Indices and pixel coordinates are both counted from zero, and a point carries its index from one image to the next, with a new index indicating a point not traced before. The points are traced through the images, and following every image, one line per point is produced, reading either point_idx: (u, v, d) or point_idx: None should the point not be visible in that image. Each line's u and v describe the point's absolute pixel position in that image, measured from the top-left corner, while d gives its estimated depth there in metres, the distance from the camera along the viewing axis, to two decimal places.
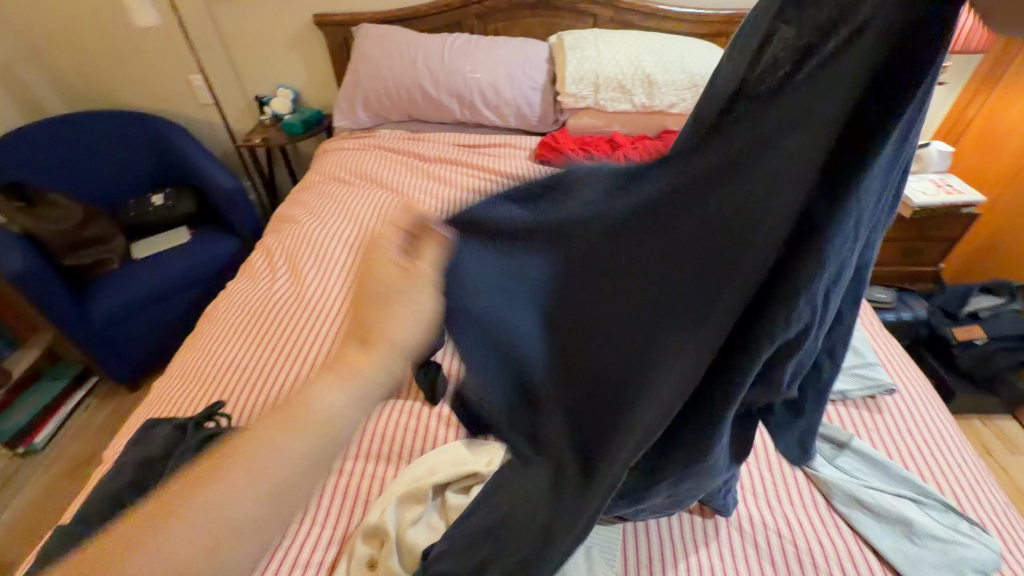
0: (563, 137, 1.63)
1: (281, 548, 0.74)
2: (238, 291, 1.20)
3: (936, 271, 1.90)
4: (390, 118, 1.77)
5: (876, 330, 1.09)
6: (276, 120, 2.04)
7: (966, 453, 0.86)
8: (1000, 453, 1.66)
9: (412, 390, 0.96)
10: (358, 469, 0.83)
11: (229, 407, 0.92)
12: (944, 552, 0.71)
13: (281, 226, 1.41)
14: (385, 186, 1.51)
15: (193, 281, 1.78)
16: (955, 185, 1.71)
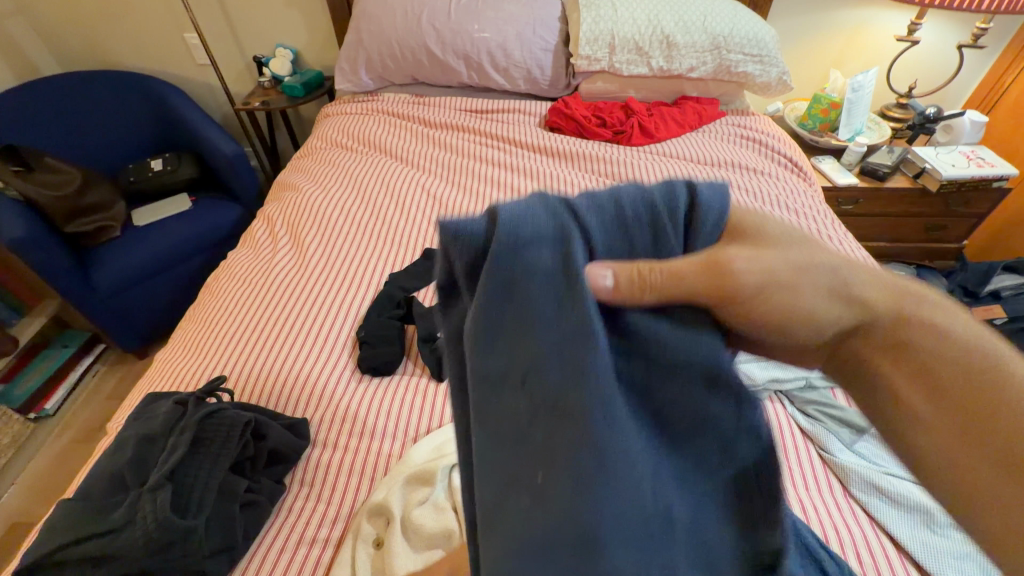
0: (575, 103, 1.58)
1: (286, 523, 0.74)
2: (239, 261, 1.17)
3: (957, 248, 1.86)
4: (394, 81, 1.70)
5: None
6: (275, 82, 1.98)
7: None
8: None
9: (418, 365, 0.95)
10: (362, 446, 0.83)
11: (230, 380, 0.90)
12: None
13: (282, 194, 1.36)
14: (391, 154, 1.46)
15: (196, 248, 1.78)
16: (987, 158, 1.64)
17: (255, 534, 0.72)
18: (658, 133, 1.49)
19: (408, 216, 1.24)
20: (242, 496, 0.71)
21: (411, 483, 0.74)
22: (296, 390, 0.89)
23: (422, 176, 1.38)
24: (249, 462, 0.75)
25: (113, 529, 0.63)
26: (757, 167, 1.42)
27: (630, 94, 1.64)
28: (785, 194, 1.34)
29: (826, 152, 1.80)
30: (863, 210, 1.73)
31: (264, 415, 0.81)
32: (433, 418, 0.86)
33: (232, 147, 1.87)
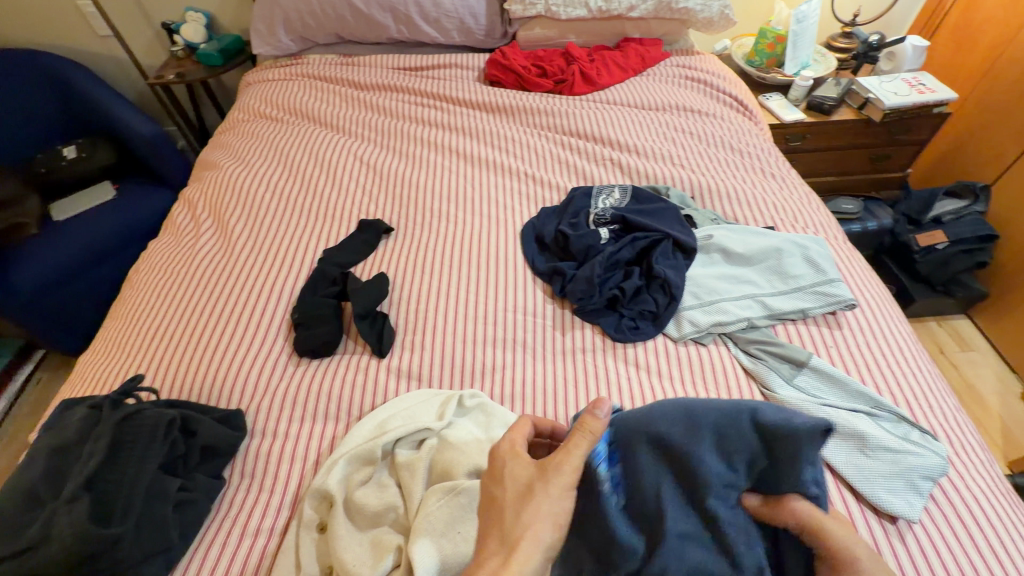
0: (512, 52, 1.50)
1: (229, 518, 0.72)
2: (160, 250, 1.09)
3: (902, 177, 1.89)
4: (318, 41, 1.57)
5: (840, 243, 1.05)
6: (190, 51, 1.81)
7: (921, 361, 0.87)
8: (952, 351, 1.72)
9: (360, 342, 0.92)
10: (304, 432, 0.80)
11: (156, 379, 0.85)
12: (895, 462, 0.72)
13: (202, 173, 1.26)
14: (319, 121, 1.36)
15: (127, 240, 1.66)
16: (929, 84, 1.64)
17: (194, 534, 0.69)
18: (600, 80, 1.44)
19: (341, 187, 1.17)
20: (174, 496, 0.68)
21: (352, 464, 0.72)
22: (230, 381, 0.84)
23: (354, 142, 1.29)
24: (180, 461, 0.72)
25: (29, 547, 0.59)
26: (700, 109, 1.38)
27: (570, 39, 1.56)
28: (730, 134, 1.32)
29: (773, 89, 1.78)
30: (811, 145, 1.73)
31: (193, 410, 0.77)
32: (377, 396, 0.83)
33: (150, 126, 1.75)
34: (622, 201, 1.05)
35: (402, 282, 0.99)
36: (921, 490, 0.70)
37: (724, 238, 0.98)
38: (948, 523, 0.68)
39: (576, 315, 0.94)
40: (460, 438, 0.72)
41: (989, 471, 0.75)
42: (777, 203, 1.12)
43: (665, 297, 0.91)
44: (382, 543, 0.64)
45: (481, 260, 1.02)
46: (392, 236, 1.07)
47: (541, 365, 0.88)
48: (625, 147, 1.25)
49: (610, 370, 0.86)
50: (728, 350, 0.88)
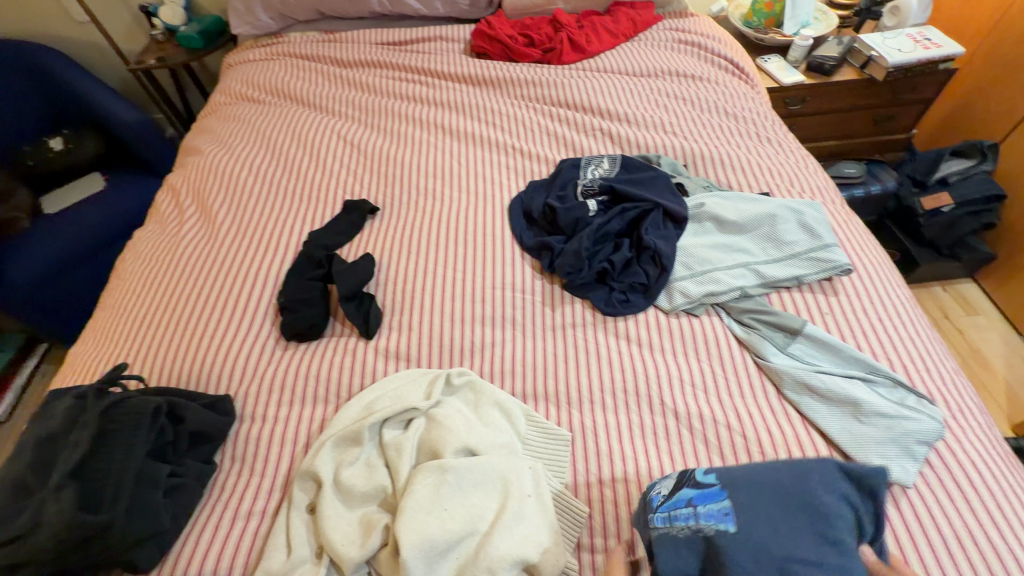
0: (498, 22, 1.45)
1: (221, 501, 0.72)
2: (145, 239, 1.07)
3: (907, 138, 1.83)
4: (298, 18, 1.52)
5: (838, 208, 1.02)
6: (170, 34, 1.76)
7: (919, 326, 0.85)
8: (957, 315, 1.68)
9: (347, 325, 0.91)
10: (293, 415, 0.80)
11: (144, 367, 0.85)
12: (890, 427, 0.71)
13: (185, 159, 1.24)
14: (302, 101, 1.33)
15: (121, 230, 1.65)
16: (934, 39, 1.57)
17: (187, 518, 0.70)
18: (589, 47, 1.39)
19: (325, 168, 1.15)
20: (164, 482, 0.68)
21: (340, 445, 0.72)
22: (218, 366, 0.84)
23: (337, 121, 1.26)
24: (170, 447, 0.72)
25: (19, 535, 0.60)
26: (694, 73, 1.33)
27: (558, 6, 1.50)
28: (724, 99, 1.27)
29: (771, 51, 1.71)
30: (811, 108, 1.67)
31: (181, 396, 0.77)
32: (365, 377, 0.82)
33: (134, 114, 1.72)
34: (612, 171, 1.02)
35: (389, 262, 0.97)
36: (916, 455, 0.69)
37: (717, 206, 0.95)
38: (943, 487, 0.67)
39: (566, 291, 0.92)
40: (448, 417, 0.72)
41: (987, 435, 0.74)
42: (772, 168, 1.09)
43: (656, 269, 0.89)
44: (371, 521, 0.64)
45: (468, 238, 1.00)
46: (378, 216, 1.05)
47: (530, 341, 0.86)
48: (615, 116, 1.21)
49: (601, 344, 0.85)
50: (721, 320, 0.86)
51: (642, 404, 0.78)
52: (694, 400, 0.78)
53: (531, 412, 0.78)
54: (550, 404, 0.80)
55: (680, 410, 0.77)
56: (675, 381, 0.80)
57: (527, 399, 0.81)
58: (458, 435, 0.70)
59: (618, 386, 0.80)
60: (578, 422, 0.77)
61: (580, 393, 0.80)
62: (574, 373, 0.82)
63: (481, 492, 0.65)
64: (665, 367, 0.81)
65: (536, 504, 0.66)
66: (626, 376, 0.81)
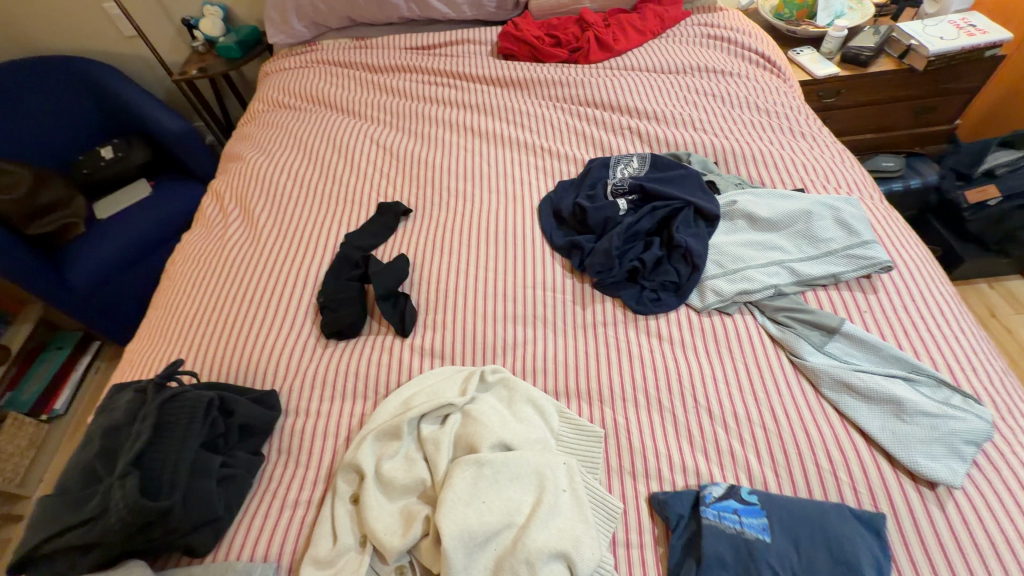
0: (525, 23, 1.46)
1: (270, 491, 0.76)
2: (192, 242, 1.13)
3: (949, 130, 1.76)
4: (330, 26, 1.57)
5: (876, 203, 1.00)
6: (210, 45, 1.84)
7: (964, 324, 0.82)
8: (1005, 313, 1.61)
9: (383, 323, 0.94)
10: (335, 410, 0.83)
11: (196, 363, 0.89)
12: (934, 428, 0.69)
13: (227, 165, 1.30)
14: (336, 107, 1.37)
15: (167, 234, 1.73)
16: (979, 25, 1.50)
17: (238, 506, 0.73)
18: (617, 45, 1.38)
19: (359, 172, 1.18)
20: (218, 471, 0.72)
21: (380, 439, 0.74)
22: (263, 363, 0.88)
23: (370, 125, 1.30)
24: (222, 439, 0.76)
25: (90, 518, 0.64)
26: (723, 68, 1.32)
27: (585, 5, 1.51)
28: (756, 94, 1.25)
29: (804, 43, 1.67)
30: (847, 101, 1.62)
31: (231, 391, 0.81)
32: (402, 374, 0.85)
33: (178, 123, 1.81)
34: (641, 170, 1.02)
35: (423, 263, 1.00)
36: (963, 455, 0.67)
37: (750, 203, 0.94)
38: (993, 489, 0.65)
39: (596, 290, 0.93)
40: (484, 413, 0.74)
41: None
42: (807, 164, 1.07)
43: (688, 267, 0.89)
44: (412, 512, 0.67)
45: (499, 238, 1.02)
46: (411, 217, 1.08)
47: (562, 339, 0.88)
48: (643, 114, 1.21)
49: (633, 343, 0.85)
50: (755, 318, 0.86)
51: (675, 402, 0.78)
52: (727, 398, 0.78)
53: (565, 409, 0.79)
54: (582, 401, 0.81)
55: (714, 408, 0.77)
56: (708, 379, 0.80)
57: (560, 396, 0.82)
58: (495, 429, 0.72)
59: (651, 384, 0.80)
60: (611, 419, 0.78)
61: (612, 391, 0.81)
62: (606, 371, 0.83)
63: (518, 486, 0.67)
64: (698, 365, 0.81)
65: (571, 498, 0.67)
66: (659, 375, 0.81)
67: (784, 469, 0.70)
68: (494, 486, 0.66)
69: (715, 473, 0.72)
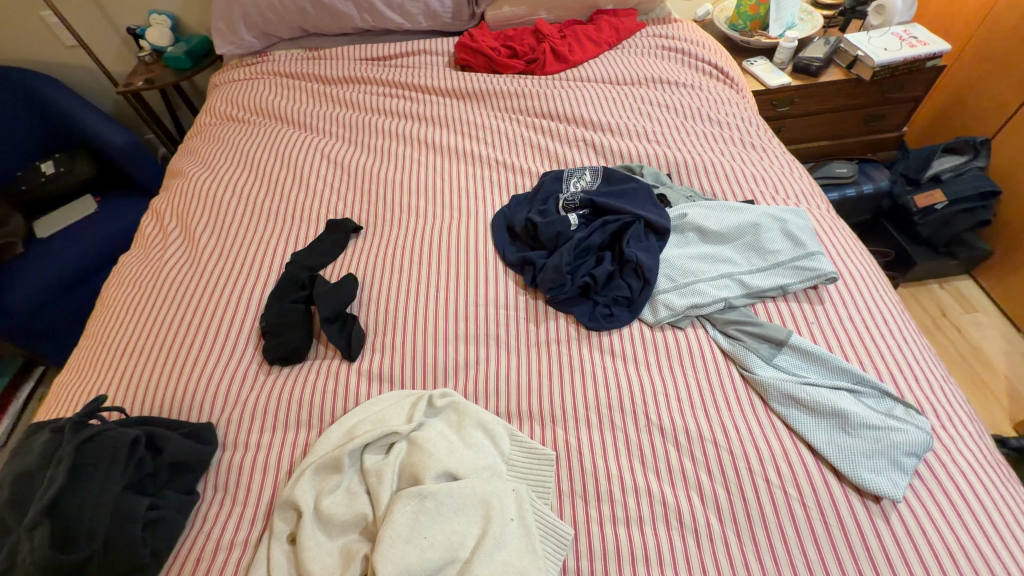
0: (481, 34, 1.45)
1: (204, 532, 0.72)
2: (129, 264, 1.07)
3: (898, 136, 1.82)
4: (282, 36, 1.53)
5: (823, 213, 1.01)
6: (157, 56, 1.77)
7: (907, 332, 0.84)
8: (955, 313, 1.67)
9: (330, 346, 0.90)
10: (275, 442, 0.79)
11: (128, 395, 0.84)
12: (877, 440, 0.69)
13: (170, 181, 1.24)
14: (286, 120, 1.33)
15: (113, 253, 1.64)
16: (920, 36, 1.56)
17: (168, 551, 0.69)
18: (572, 56, 1.38)
19: (308, 188, 1.15)
20: (144, 515, 0.67)
21: (320, 472, 0.71)
22: (200, 393, 0.83)
23: (321, 139, 1.26)
24: (150, 479, 0.71)
25: None
26: (677, 80, 1.33)
27: (541, 16, 1.50)
28: (708, 104, 1.27)
29: (758, 53, 1.71)
30: (800, 110, 1.66)
31: (162, 426, 0.77)
32: (348, 400, 0.82)
33: (123, 135, 1.73)
34: (593, 184, 1.01)
35: (373, 282, 0.97)
36: (905, 468, 0.67)
37: (699, 216, 0.94)
38: (934, 501, 0.66)
39: (550, 306, 0.91)
40: (429, 440, 0.71)
41: (978, 444, 0.72)
42: (757, 175, 1.08)
43: (639, 282, 0.88)
44: (352, 552, 0.64)
45: (451, 254, 1.00)
46: (362, 235, 1.05)
47: (514, 358, 0.86)
48: (598, 125, 1.21)
49: (585, 360, 0.84)
50: (706, 332, 0.85)
51: (627, 421, 0.77)
52: (678, 415, 0.77)
53: (516, 432, 0.77)
54: (534, 423, 0.79)
55: (665, 426, 0.76)
56: (659, 395, 0.79)
57: (511, 418, 0.80)
58: (440, 458, 0.69)
59: (603, 403, 0.79)
60: (563, 440, 0.76)
61: (565, 411, 0.79)
62: (559, 391, 0.81)
63: (463, 518, 0.65)
64: (650, 382, 0.80)
65: (518, 528, 0.65)
66: (611, 393, 0.80)
67: (733, 490, 0.70)
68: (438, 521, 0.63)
69: (665, 494, 0.70)
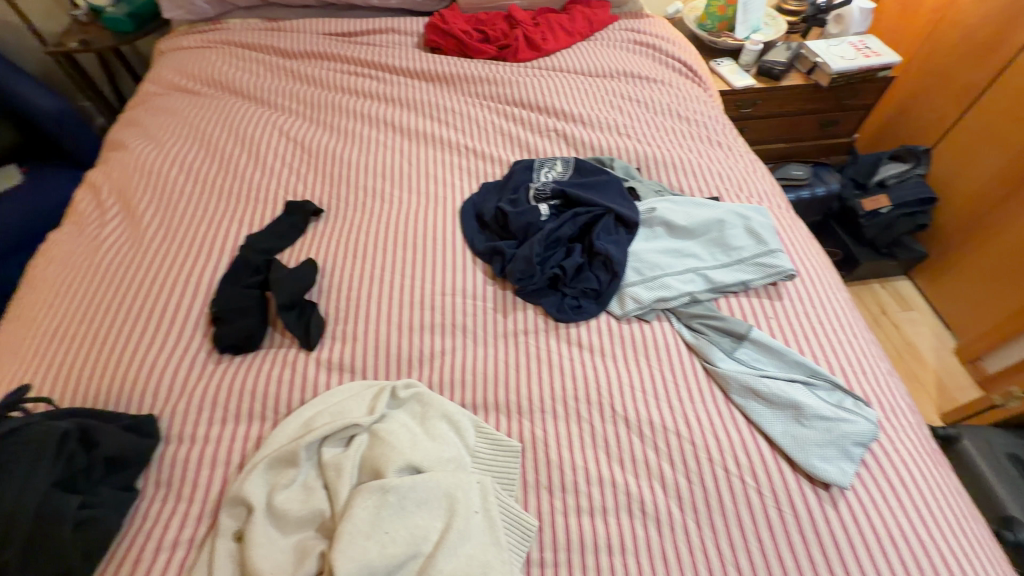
0: (452, 16, 1.41)
1: (144, 531, 0.67)
2: (60, 242, 0.98)
3: (849, 142, 1.91)
4: (238, 3, 1.43)
5: (783, 212, 1.05)
6: (95, 15, 1.62)
7: (856, 328, 0.88)
8: (893, 311, 1.78)
9: (287, 335, 0.85)
10: (224, 435, 0.74)
11: (56, 385, 0.77)
12: (829, 430, 0.73)
13: (109, 154, 1.14)
14: (241, 93, 1.25)
15: (42, 229, 1.50)
16: (874, 47, 1.64)
17: (103, 552, 0.64)
18: (545, 45, 1.37)
19: (265, 167, 1.08)
20: (75, 515, 0.62)
21: (275, 465, 0.67)
22: (140, 384, 0.77)
23: (280, 115, 1.19)
24: (82, 475, 0.66)
25: None
26: (647, 75, 1.33)
27: (514, 2, 1.47)
28: (677, 101, 1.28)
29: (724, 54, 1.74)
30: (762, 111, 1.71)
31: (98, 418, 0.71)
32: (305, 391, 0.78)
33: (53, 101, 1.57)
34: (564, 174, 1.01)
35: (334, 267, 0.93)
36: (853, 456, 0.71)
37: (667, 210, 0.95)
38: (877, 487, 0.70)
39: (518, 296, 0.90)
40: (392, 432, 0.69)
41: (916, 434, 0.77)
42: (722, 172, 1.10)
43: (608, 274, 0.89)
44: (307, 550, 0.61)
45: (418, 241, 0.97)
46: (323, 218, 1.00)
47: (481, 349, 0.84)
48: (569, 116, 1.20)
49: (552, 352, 0.84)
50: (671, 325, 0.87)
51: (594, 412, 0.77)
52: (643, 406, 0.78)
53: (481, 423, 0.76)
54: (501, 414, 0.78)
55: (630, 417, 0.77)
56: (625, 387, 0.80)
57: (477, 410, 0.79)
58: (403, 449, 0.67)
59: (570, 394, 0.79)
60: (529, 431, 0.76)
61: (532, 402, 0.79)
62: (526, 382, 0.80)
63: (426, 512, 0.63)
64: (616, 373, 0.81)
65: (483, 521, 0.64)
66: (578, 385, 0.80)
67: (694, 480, 0.71)
68: (400, 516, 0.61)
69: (629, 484, 0.71)
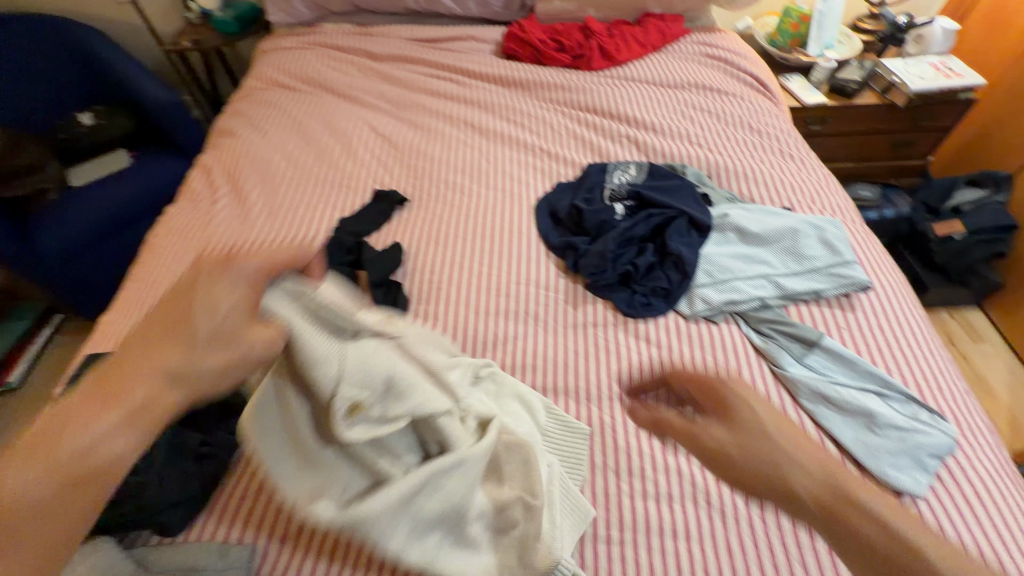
0: (530, 26, 1.48)
1: (248, 472, 0.74)
2: (177, 215, 1.10)
3: (922, 164, 1.85)
4: (334, 10, 1.55)
5: (857, 227, 1.04)
6: (205, 18, 1.79)
7: (932, 345, 0.87)
8: (962, 342, 1.70)
9: None
10: None
11: None
12: (903, 440, 0.73)
13: (219, 140, 1.26)
14: (334, 91, 1.35)
15: (146, 208, 1.67)
16: (956, 68, 1.59)
17: (216, 486, 0.72)
18: (619, 55, 1.41)
19: (356, 158, 1.17)
20: (196, 449, 0.71)
21: None
22: None
23: (369, 113, 1.29)
24: (201, 417, 0.74)
25: None
26: (719, 87, 1.36)
27: (589, 14, 1.53)
28: (749, 114, 1.30)
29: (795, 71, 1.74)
30: (831, 129, 1.70)
31: None
32: None
33: (166, 93, 1.75)
34: (638, 177, 1.05)
35: (418, 253, 1.00)
36: (928, 468, 0.71)
37: (740, 217, 0.97)
38: (953, 502, 0.69)
39: (588, 290, 0.94)
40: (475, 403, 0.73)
41: (995, 454, 0.76)
42: (794, 184, 1.11)
43: (678, 275, 0.92)
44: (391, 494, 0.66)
45: (494, 233, 1.03)
46: (407, 207, 1.08)
47: (552, 337, 0.88)
48: (642, 124, 1.24)
49: (621, 344, 0.87)
50: (740, 328, 0.88)
51: None
52: None
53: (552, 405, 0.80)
54: (570, 398, 0.82)
55: None
56: None
57: (548, 393, 0.83)
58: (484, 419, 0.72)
59: (638, 385, 0.82)
60: (597, 416, 0.79)
61: (600, 390, 0.82)
62: (596, 371, 0.84)
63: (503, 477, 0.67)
64: (683, 369, 0.83)
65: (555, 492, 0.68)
66: (646, 377, 0.83)
67: None
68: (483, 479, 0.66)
69: (695, 475, 0.73)
